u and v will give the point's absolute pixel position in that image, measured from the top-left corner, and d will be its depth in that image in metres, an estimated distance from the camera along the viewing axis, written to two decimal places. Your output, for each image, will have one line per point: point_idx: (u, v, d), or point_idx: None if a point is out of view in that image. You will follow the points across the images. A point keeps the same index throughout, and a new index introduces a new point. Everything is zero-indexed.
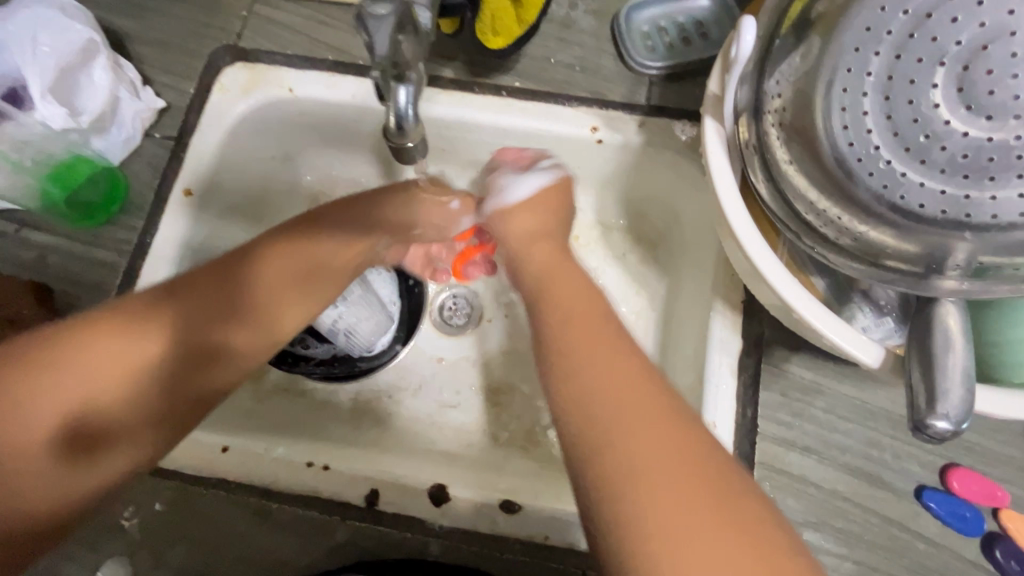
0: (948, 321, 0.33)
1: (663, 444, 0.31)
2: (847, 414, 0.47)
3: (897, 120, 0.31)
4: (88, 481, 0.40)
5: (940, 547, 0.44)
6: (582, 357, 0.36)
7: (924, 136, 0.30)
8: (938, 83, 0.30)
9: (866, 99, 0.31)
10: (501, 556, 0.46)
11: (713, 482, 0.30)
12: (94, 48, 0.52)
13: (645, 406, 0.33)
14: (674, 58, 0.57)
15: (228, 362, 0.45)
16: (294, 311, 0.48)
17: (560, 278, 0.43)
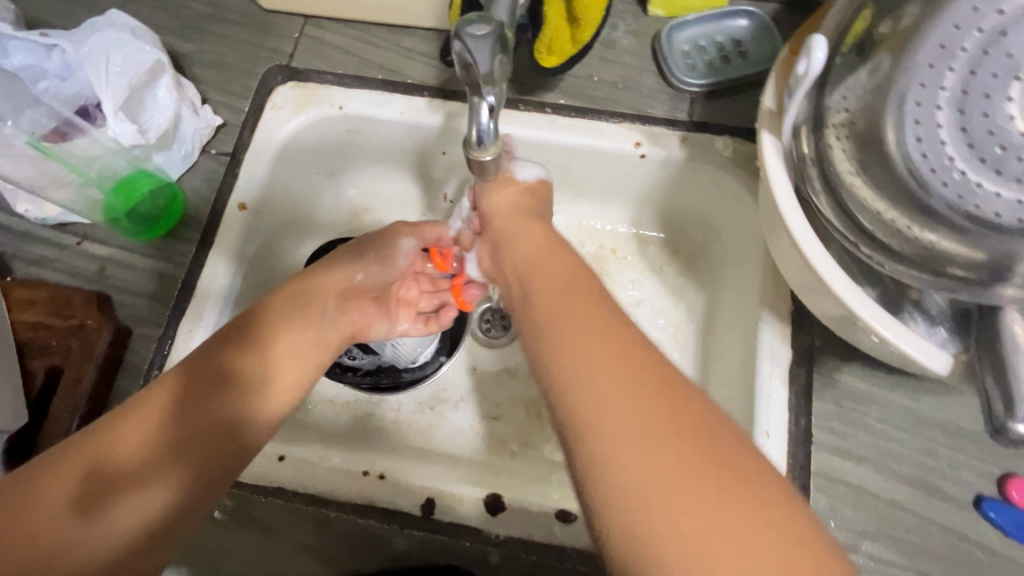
0: (1014, 329, 0.33)
1: (659, 447, 0.33)
2: (900, 423, 0.48)
3: (972, 132, 0.32)
4: (111, 528, 0.38)
5: (1002, 557, 0.44)
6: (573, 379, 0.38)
7: (1000, 148, 0.32)
8: (1013, 97, 0.31)
9: (941, 113, 0.32)
10: (561, 564, 0.46)
11: (704, 459, 0.33)
12: (160, 68, 0.55)
13: (640, 416, 0.34)
14: (715, 75, 0.59)
15: (238, 398, 0.45)
16: (294, 344, 0.49)
17: (558, 287, 0.45)
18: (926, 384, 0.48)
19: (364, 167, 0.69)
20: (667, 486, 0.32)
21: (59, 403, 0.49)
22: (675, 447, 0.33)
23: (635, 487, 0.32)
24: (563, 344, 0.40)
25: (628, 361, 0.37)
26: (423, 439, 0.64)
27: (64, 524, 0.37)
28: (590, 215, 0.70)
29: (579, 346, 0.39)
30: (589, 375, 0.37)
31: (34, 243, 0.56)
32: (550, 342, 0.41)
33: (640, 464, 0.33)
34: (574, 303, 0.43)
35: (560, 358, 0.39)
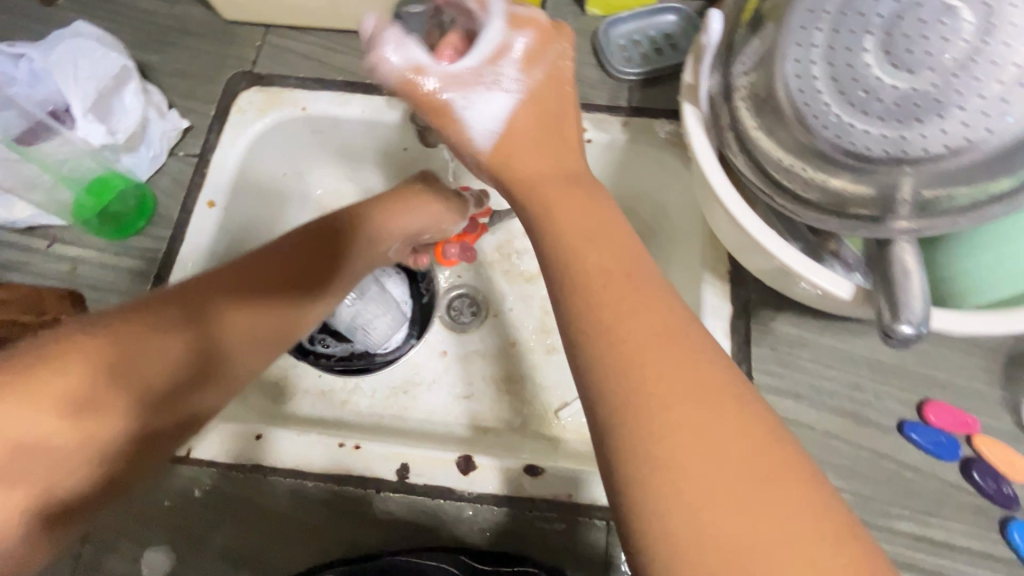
0: (904, 257, 0.38)
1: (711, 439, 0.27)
2: (830, 362, 0.52)
3: (840, 79, 0.36)
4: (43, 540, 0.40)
5: (926, 474, 0.48)
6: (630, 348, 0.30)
7: (863, 92, 0.36)
8: (868, 48, 0.35)
9: (814, 67, 0.37)
10: (529, 513, 0.50)
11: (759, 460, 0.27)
12: (127, 74, 0.58)
13: (691, 401, 0.28)
14: (649, 65, 0.65)
15: (177, 420, 0.46)
16: (245, 365, 0.49)
17: (582, 218, 0.36)
18: (851, 326, 0.53)
19: (330, 167, 0.73)
20: (709, 482, 0.26)
21: None
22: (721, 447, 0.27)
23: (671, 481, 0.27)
24: (594, 298, 0.32)
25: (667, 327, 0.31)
26: (399, 421, 0.66)
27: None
28: None
29: (617, 305, 0.31)
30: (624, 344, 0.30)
31: (7, 248, 0.58)
32: (581, 298, 0.32)
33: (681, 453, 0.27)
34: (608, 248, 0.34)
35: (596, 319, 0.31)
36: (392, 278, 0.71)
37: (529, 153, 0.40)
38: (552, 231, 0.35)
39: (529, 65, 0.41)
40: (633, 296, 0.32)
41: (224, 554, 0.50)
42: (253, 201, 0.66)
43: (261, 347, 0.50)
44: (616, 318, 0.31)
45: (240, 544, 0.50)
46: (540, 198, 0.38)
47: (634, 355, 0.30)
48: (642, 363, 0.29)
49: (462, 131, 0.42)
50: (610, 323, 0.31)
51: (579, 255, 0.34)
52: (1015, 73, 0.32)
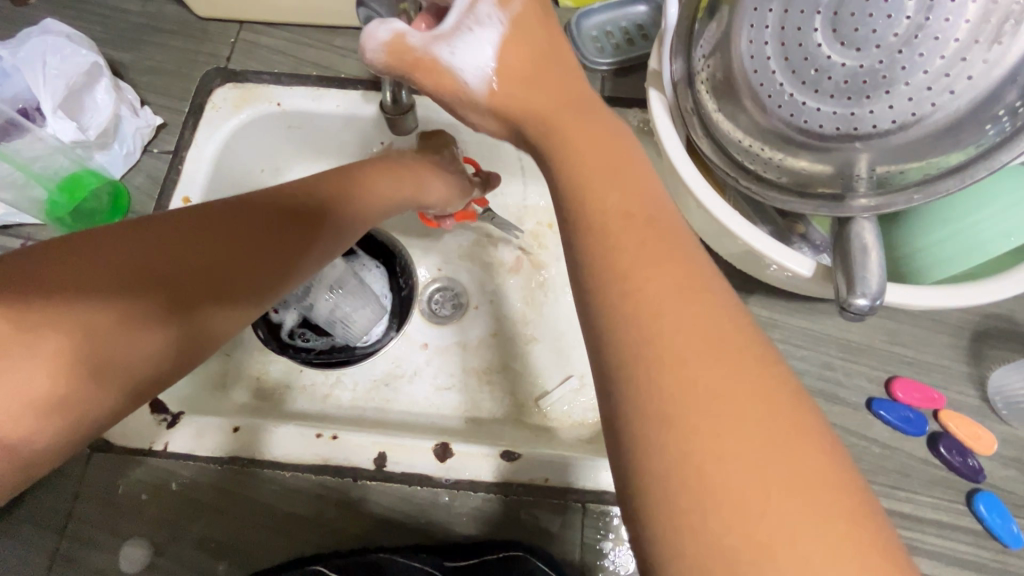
0: (862, 234, 0.39)
1: (744, 416, 0.23)
2: (800, 342, 0.53)
3: (791, 59, 0.37)
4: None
5: (893, 449, 0.49)
6: (659, 307, 0.26)
7: (814, 71, 0.37)
8: (818, 28, 0.36)
9: (767, 47, 0.38)
10: (508, 497, 0.51)
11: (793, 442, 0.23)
12: (98, 70, 0.58)
13: (723, 369, 0.24)
14: (621, 55, 0.65)
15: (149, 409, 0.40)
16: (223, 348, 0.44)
17: (606, 170, 0.32)
18: (820, 306, 0.54)
19: (308, 163, 0.73)
20: (744, 472, 0.22)
21: None
22: (750, 425, 0.23)
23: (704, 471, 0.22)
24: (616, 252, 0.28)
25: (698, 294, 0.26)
26: (380, 413, 0.67)
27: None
28: (524, 193, 0.75)
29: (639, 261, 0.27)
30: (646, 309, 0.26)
31: None
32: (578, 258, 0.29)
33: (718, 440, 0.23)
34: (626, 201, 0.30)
35: (615, 275, 0.27)
36: (372, 272, 0.73)
37: (547, 98, 0.38)
38: (564, 174, 0.33)
39: (505, 1, 0.40)
40: (656, 249, 0.28)
41: (203, 546, 0.50)
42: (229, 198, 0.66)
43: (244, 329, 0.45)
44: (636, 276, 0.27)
45: (220, 536, 0.51)
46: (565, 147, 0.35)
47: (657, 316, 0.25)
48: (670, 331, 0.25)
49: (454, 78, 0.41)
50: (633, 281, 0.27)
51: (595, 202, 0.31)
52: (956, 48, 0.33)
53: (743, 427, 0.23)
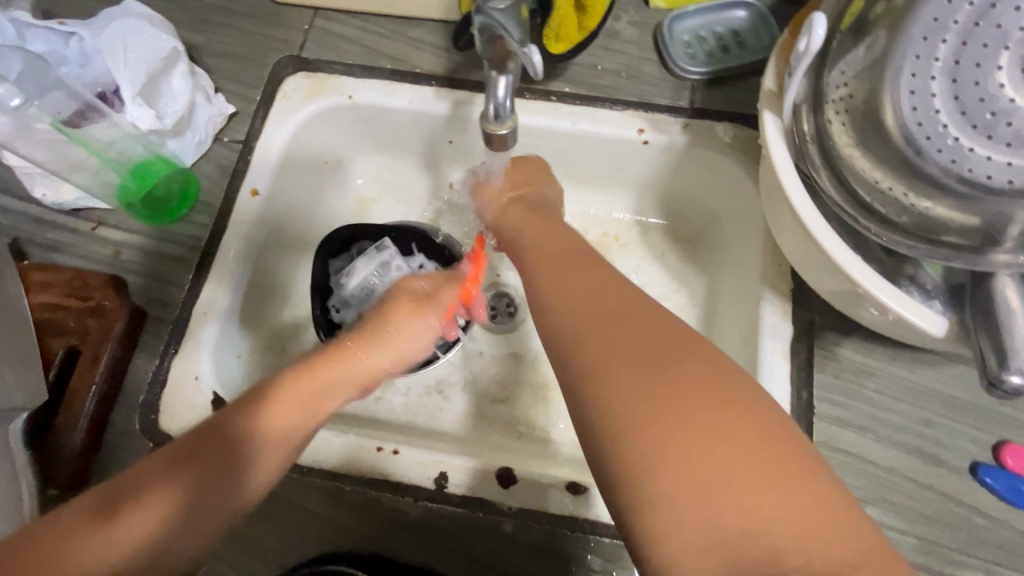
0: (1007, 294, 0.35)
1: (694, 410, 0.31)
2: (899, 395, 0.49)
3: (963, 100, 0.35)
4: (113, 544, 0.35)
5: (999, 522, 0.45)
6: (603, 341, 0.34)
7: (991, 114, 0.35)
8: (1002, 66, 0.34)
9: (934, 83, 0.36)
10: (570, 533, 0.49)
11: (731, 427, 0.30)
12: (176, 56, 0.56)
13: (670, 375, 0.32)
14: (715, 64, 0.61)
15: (247, 412, 0.41)
16: (312, 379, 0.45)
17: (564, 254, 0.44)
18: (924, 356, 0.50)
19: (374, 156, 0.71)
20: (693, 452, 0.30)
21: (78, 377, 0.50)
22: (697, 412, 0.31)
23: (638, 445, 0.31)
24: (569, 312, 0.37)
25: (677, 365, 0.32)
26: (431, 421, 0.65)
27: (123, 540, 0.35)
28: (593, 202, 0.71)
29: (581, 301, 0.38)
30: (581, 333, 0.36)
31: (51, 229, 0.57)
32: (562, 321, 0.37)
33: (653, 421, 0.31)
34: (610, 304, 0.37)
35: (596, 372, 0.33)
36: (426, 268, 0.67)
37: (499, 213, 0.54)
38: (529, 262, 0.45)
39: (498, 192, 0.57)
40: (606, 298, 0.37)
41: (258, 552, 0.50)
42: (294, 190, 0.64)
43: (331, 369, 0.46)
44: (573, 314, 0.37)
45: (274, 541, 0.50)
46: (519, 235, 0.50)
47: (609, 350, 0.34)
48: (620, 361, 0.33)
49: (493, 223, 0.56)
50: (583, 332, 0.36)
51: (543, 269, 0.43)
52: None
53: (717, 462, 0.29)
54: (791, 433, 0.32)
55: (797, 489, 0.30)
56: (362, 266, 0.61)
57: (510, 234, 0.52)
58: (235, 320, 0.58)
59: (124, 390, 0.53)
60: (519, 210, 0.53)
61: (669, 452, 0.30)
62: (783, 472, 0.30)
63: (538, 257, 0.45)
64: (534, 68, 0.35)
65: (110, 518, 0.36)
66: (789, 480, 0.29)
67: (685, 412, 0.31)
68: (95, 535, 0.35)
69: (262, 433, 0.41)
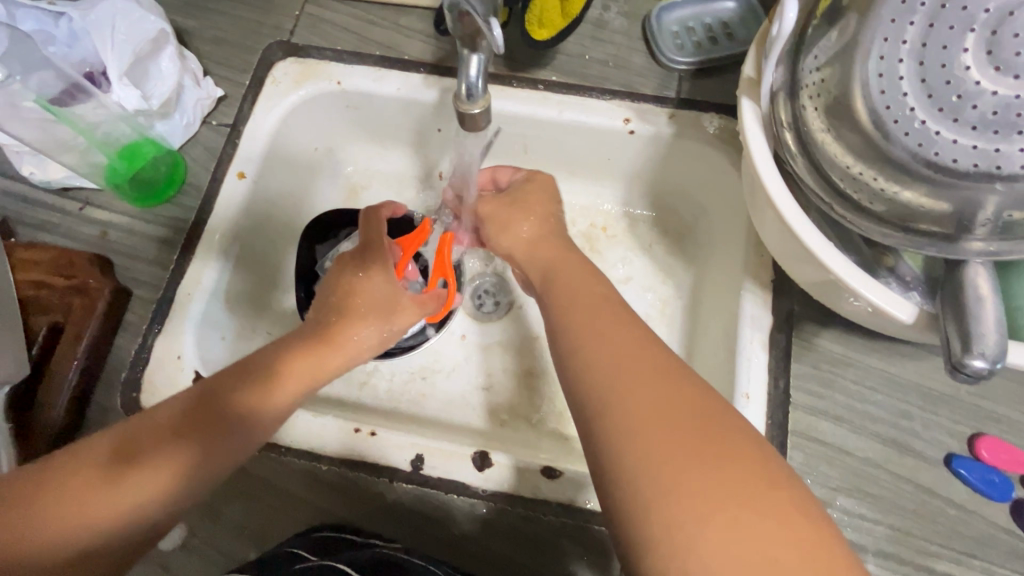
0: (977, 282, 0.35)
1: (714, 475, 0.31)
2: (876, 386, 0.49)
3: (930, 82, 0.36)
4: (122, 499, 0.38)
5: (971, 513, 0.45)
6: (620, 393, 0.36)
7: (957, 97, 0.35)
8: (968, 48, 0.35)
9: (902, 65, 0.36)
10: (545, 517, 0.49)
11: (749, 494, 0.31)
12: (164, 38, 0.57)
13: (688, 438, 0.33)
14: (703, 54, 0.60)
15: (241, 392, 0.43)
16: (303, 361, 0.46)
17: (593, 301, 0.44)
18: (903, 348, 0.50)
19: (363, 144, 0.72)
20: (708, 514, 0.30)
21: (60, 354, 0.51)
22: (714, 477, 0.31)
23: (638, 484, 0.32)
24: (591, 361, 0.39)
25: (698, 427, 0.33)
26: (416, 408, 0.65)
27: (131, 496, 0.38)
28: (582, 193, 0.71)
29: (601, 345, 0.40)
30: (599, 378, 0.37)
31: (39, 208, 0.58)
32: (577, 365, 0.39)
33: (655, 464, 0.32)
34: (637, 360, 0.38)
35: (613, 427, 0.35)
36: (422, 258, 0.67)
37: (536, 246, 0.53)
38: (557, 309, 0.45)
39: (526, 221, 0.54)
40: (637, 354, 0.38)
41: (237, 530, 0.50)
42: (282, 175, 0.65)
43: (320, 351, 0.47)
44: (595, 358, 0.39)
45: (250, 520, 0.50)
46: (550, 273, 0.49)
47: (628, 406, 0.35)
48: (636, 419, 0.34)
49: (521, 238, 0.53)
50: (602, 383, 0.37)
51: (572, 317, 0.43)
52: None
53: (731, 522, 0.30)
54: (800, 495, 0.32)
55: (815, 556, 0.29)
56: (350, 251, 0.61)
57: (543, 267, 0.50)
58: (220, 302, 0.58)
59: (107, 367, 0.53)
60: (540, 244, 0.52)
61: (668, 494, 0.31)
62: (780, 526, 0.30)
63: (569, 300, 0.45)
64: (496, 44, 0.36)
65: (116, 478, 0.38)
66: (786, 533, 0.30)
67: (686, 459, 0.32)
68: (96, 493, 0.38)
69: (263, 412, 0.44)
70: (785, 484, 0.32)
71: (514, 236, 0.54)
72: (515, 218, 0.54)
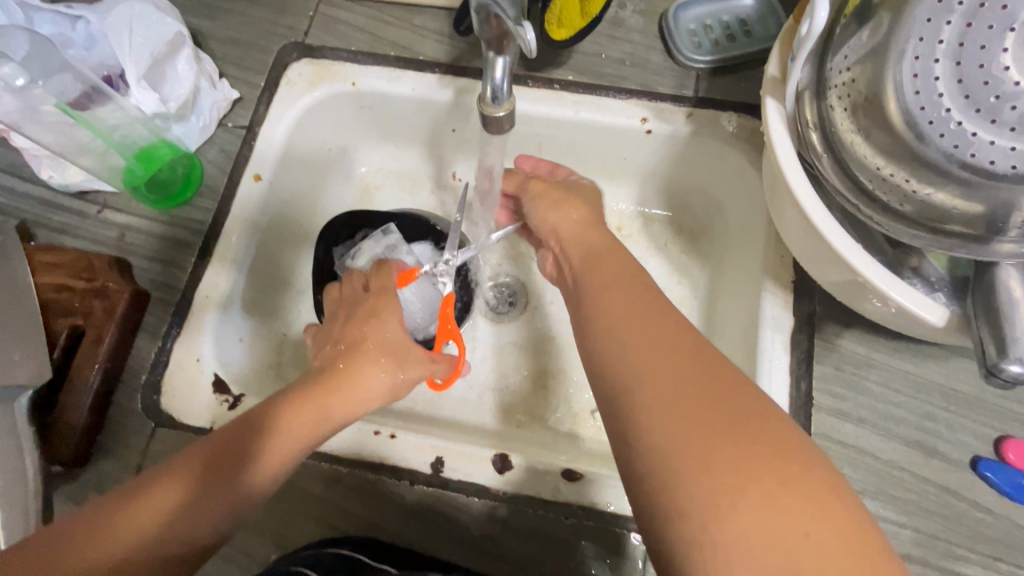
0: (1009, 285, 0.35)
1: (741, 460, 0.30)
2: (899, 387, 0.49)
3: (967, 82, 0.36)
4: (121, 549, 0.35)
5: (998, 516, 0.45)
6: (644, 373, 0.35)
7: (995, 97, 0.35)
8: (1007, 48, 0.35)
9: (938, 64, 0.36)
10: (566, 520, 0.49)
11: (776, 479, 0.29)
12: (181, 40, 0.57)
13: (713, 420, 0.32)
14: (720, 52, 0.60)
15: (255, 433, 0.41)
16: (316, 400, 0.44)
17: (620, 280, 0.43)
18: (926, 350, 0.49)
19: (375, 145, 0.72)
20: (734, 500, 0.29)
21: (82, 358, 0.51)
22: (742, 461, 0.30)
23: (669, 456, 0.31)
24: (618, 343, 0.38)
25: (723, 410, 0.32)
26: (431, 409, 0.65)
27: (131, 544, 0.35)
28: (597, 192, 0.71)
29: (628, 329, 0.39)
30: (633, 360, 0.36)
31: (57, 211, 0.58)
32: (603, 348, 0.39)
33: (688, 436, 0.31)
34: (665, 341, 0.37)
35: (639, 411, 0.34)
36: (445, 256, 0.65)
37: (575, 228, 0.51)
38: (586, 289, 0.45)
39: (571, 203, 0.53)
40: (661, 334, 0.37)
41: (259, 533, 0.50)
42: (297, 177, 0.65)
43: (336, 390, 0.44)
44: (626, 340, 0.38)
45: (271, 522, 0.50)
46: (586, 253, 0.48)
47: (651, 389, 0.34)
48: (657, 402, 0.33)
49: (566, 214, 0.53)
50: (625, 366, 0.36)
51: (597, 300, 0.43)
52: None
53: (757, 510, 0.29)
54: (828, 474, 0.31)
55: (842, 542, 0.28)
56: (368, 250, 0.62)
57: (584, 253, 0.49)
58: (237, 306, 0.59)
59: (128, 370, 0.53)
60: (590, 227, 0.51)
61: (691, 466, 0.30)
62: (813, 505, 0.29)
63: (601, 286, 0.44)
64: (528, 46, 0.34)
65: (118, 524, 0.36)
66: (816, 521, 0.29)
67: (711, 441, 0.31)
68: (99, 540, 0.35)
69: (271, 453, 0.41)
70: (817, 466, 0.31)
71: (564, 215, 0.53)
72: (567, 201, 0.53)
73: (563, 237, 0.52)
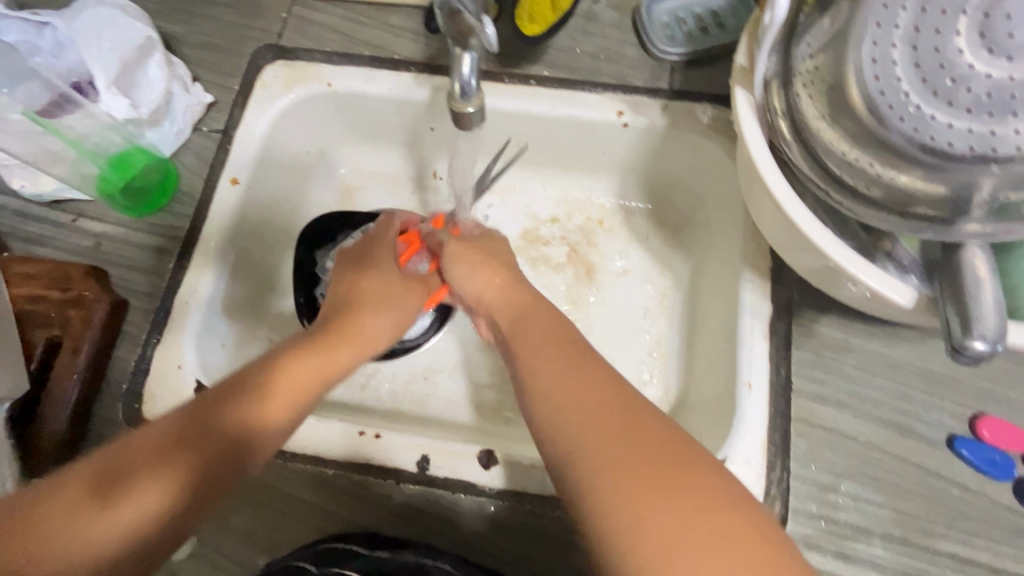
0: (974, 264, 0.36)
1: (666, 501, 0.31)
2: (877, 369, 0.49)
3: (924, 66, 0.36)
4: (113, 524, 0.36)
5: (975, 493, 0.46)
6: (574, 423, 0.36)
7: (951, 80, 0.36)
8: (960, 31, 0.36)
9: (896, 50, 0.37)
10: (552, 513, 0.49)
11: (697, 516, 0.31)
12: (151, 44, 0.57)
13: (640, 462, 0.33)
14: (693, 44, 0.60)
15: (238, 403, 0.42)
16: (299, 369, 0.45)
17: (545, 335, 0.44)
18: (903, 332, 0.50)
19: (354, 146, 0.71)
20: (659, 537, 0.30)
21: (60, 368, 0.50)
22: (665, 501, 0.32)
23: (601, 501, 0.32)
24: (546, 393, 0.39)
25: (647, 452, 0.34)
26: (418, 409, 0.65)
27: (122, 518, 0.36)
28: (576, 188, 0.71)
29: (557, 376, 0.40)
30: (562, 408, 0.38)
31: (30, 222, 0.57)
32: (532, 400, 0.40)
33: (613, 487, 0.32)
34: (591, 390, 0.38)
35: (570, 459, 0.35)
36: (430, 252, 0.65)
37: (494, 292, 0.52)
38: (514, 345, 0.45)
39: (486, 271, 0.54)
40: (587, 382, 0.39)
41: (246, 538, 0.50)
42: (276, 180, 0.64)
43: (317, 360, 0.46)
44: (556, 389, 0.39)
45: (258, 526, 0.50)
46: (507, 312, 0.49)
47: (580, 439, 0.35)
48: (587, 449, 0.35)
49: (488, 280, 0.53)
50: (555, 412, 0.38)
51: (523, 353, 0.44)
52: None
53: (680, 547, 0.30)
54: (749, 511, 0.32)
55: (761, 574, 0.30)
56: None
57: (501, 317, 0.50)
58: (218, 310, 0.58)
59: (108, 379, 0.53)
60: (510, 289, 0.51)
61: (618, 507, 0.32)
62: (732, 536, 0.31)
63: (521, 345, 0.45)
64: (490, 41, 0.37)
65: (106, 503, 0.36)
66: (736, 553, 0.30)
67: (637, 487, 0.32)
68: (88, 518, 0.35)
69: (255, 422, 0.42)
70: (741, 505, 0.32)
71: (483, 279, 0.53)
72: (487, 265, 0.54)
73: (487, 300, 0.52)
